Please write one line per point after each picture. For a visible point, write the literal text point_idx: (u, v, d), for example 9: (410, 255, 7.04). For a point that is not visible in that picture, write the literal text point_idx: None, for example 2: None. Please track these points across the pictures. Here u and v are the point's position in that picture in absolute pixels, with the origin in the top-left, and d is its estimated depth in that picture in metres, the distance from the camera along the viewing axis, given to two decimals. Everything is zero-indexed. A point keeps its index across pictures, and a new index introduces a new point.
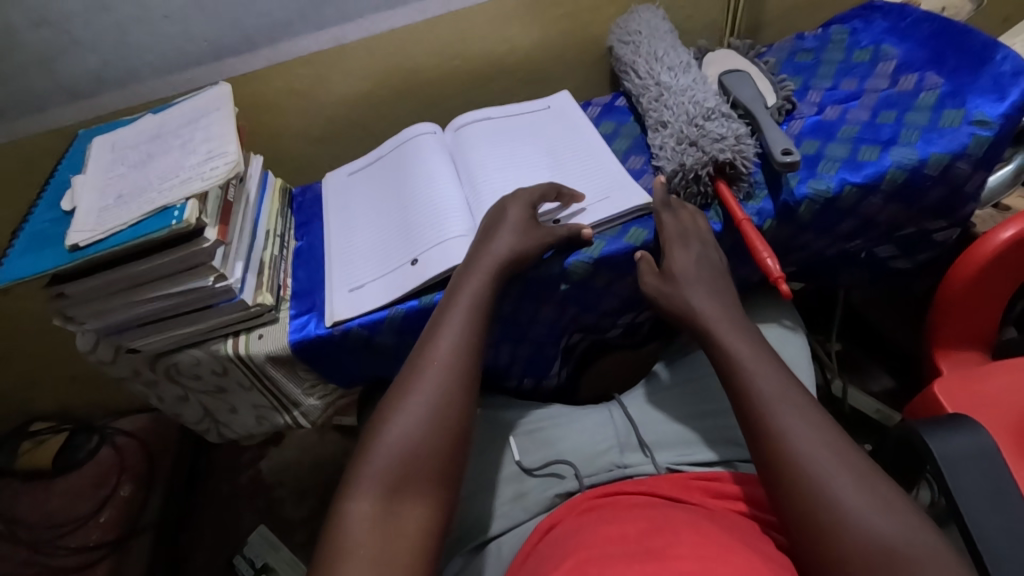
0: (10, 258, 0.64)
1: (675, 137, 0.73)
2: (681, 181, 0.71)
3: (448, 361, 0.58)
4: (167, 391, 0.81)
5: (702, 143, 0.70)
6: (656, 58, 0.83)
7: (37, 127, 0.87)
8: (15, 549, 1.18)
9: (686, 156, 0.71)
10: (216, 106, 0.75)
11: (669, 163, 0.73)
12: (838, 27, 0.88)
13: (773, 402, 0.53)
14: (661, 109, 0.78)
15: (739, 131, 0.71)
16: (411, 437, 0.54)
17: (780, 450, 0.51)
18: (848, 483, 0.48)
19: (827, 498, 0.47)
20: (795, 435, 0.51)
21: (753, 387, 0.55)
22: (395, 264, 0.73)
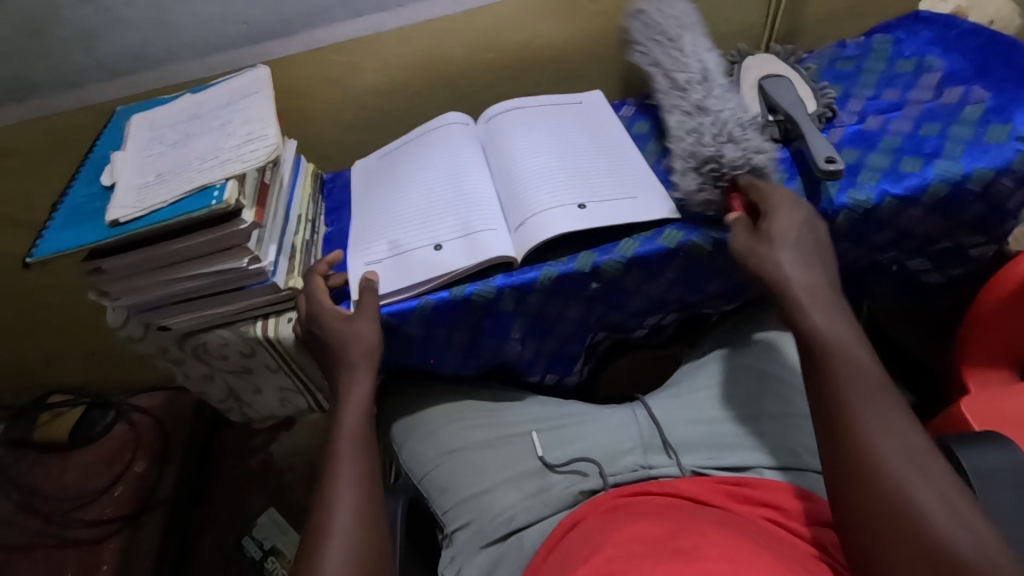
0: (50, 231, 0.65)
1: (705, 131, 0.71)
2: (709, 172, 0.68)
3: (352, 480, 0.59)
4: (192, 370, 0.83)
5: (740, 144, 0.69)
6: (679, 46, 0.80)
7: (75, 102, 0.87)
8: (30, 519, 1.19)
9: (719, 152, 0.68)
10: (255, 88, 0.76)
11: (697, 153, 0.70)
12: (880, 36, 0.86)
13: (873, 402, 0.51)
14: (696, 97, 0.75)
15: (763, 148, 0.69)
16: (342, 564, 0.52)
17: (868, 448, 0.49)
18: (925, 491, 0.46)
19: (904, 499, 0.46)
20: (884, 441, 0.49)
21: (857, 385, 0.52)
22: (413, 245, 0.72)
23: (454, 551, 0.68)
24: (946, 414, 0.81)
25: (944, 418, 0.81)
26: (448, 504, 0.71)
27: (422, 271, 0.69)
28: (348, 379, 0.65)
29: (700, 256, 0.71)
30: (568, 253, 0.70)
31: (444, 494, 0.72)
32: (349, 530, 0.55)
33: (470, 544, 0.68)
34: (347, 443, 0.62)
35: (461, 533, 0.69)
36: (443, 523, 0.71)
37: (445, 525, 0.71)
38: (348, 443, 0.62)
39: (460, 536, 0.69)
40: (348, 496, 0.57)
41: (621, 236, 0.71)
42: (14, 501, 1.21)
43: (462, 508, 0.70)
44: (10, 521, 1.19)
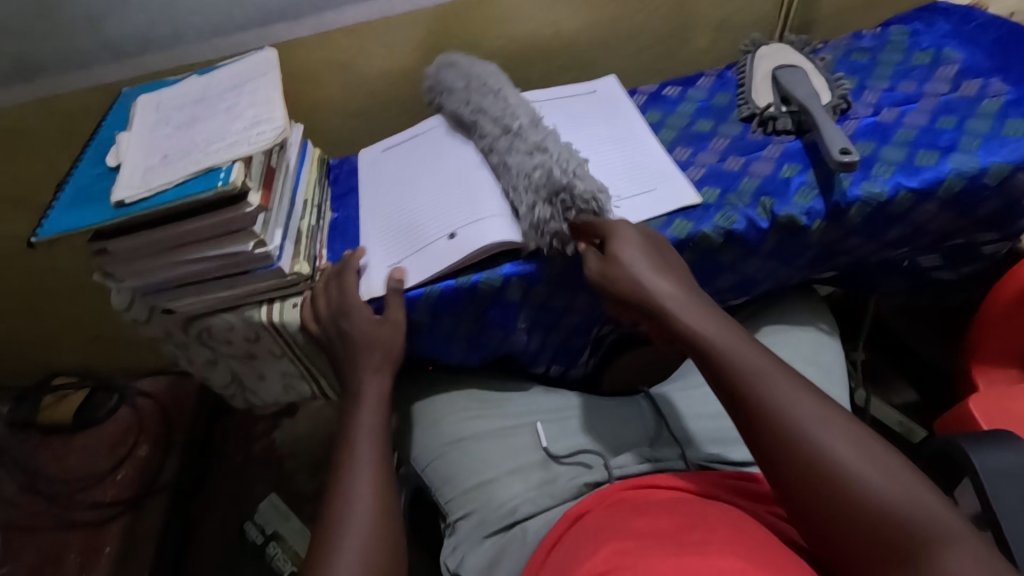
0: (55, 211, 0.64)
1: (546, 164, 0.67)
2: (562, 201, 0.65)
3: (363, 483, 0.59)
4: (196, 354, 0.83)
5: (587, 177, 0.66)
6: (504, 97, 0.77)
7: (81, 83, 0.87)
8: (34, 501, 1.19)
9: (572, 181, 0.65)
10: (262, 71, 0.75)
11: (549, 179, 0.65)
12: (897, 28, 0.85)
13: (793, 410, 0.50)
14: (532, 138, 0.71)
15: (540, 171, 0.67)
16: (355, 561, 0.53)
17: (816, 464, 0.47)
18: (876, 475, 0.46)
19: (871, 505, 0.45)
20: (825, 441, 0.48)
21: (774, 403, 0.51)
22: (430, 237, 0.71)
23: (456, 540, 0.68)
24: (955, 412, 0.80)
25: (952, 416, 0.81)
26: (452, 493, 0.71)
27: (440, 259, 0.68)
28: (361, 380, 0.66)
29: (710, 248, 0.70)
30: None
31: (448, 483, 0.72)
32: (361, 536, 0.55)
33: (473, 534, 0.67)
34: (364, 443, 0.62)
35: (465, 522, 0.69)
36: (447, 513, 0.71)
37: (448, 514, 0.71)
38: (366, 441, 0.63)
39: (464, 526, 0.69)
40: (364, 494, 0.58)
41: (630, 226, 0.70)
42: (18, 482, 1.22)
43: (465, 498, 0.70)
44: (14, 502, 1.20)
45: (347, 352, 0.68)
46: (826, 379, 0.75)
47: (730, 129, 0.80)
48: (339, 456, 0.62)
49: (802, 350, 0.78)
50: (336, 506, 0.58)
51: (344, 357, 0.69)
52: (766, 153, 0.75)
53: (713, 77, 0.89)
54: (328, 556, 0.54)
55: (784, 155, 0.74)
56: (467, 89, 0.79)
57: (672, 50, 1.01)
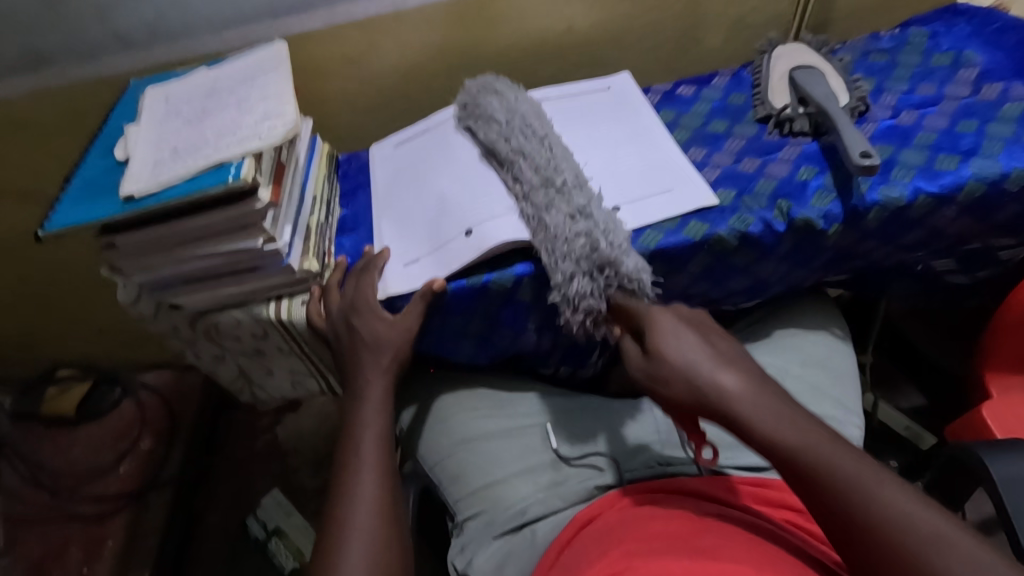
0: (63, 204, 0.64)
1: (590, 233, 0.62)
2: (605, 279, 0.62)
3: (369, 478, 0.58)
4: (203, 350, 0.82)
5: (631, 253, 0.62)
6: (548, 144, 0.70)
7: (88, 74, 0.86)
8: (37, 493, 1.19)
9: (615, 256, 0.61)
10: (272, 65, 0.74)
11: (592, 252, 0.61)
12: (916, 29, 0.84)
13: (844, 470, 0.47)
14: (576, 200, 0.65)
15: (584, 233, 0.62)
16: (362, 564, 0.52)
17: (873, 528, 0.45)
18: (942, 532, 0.43)
19: (908, 554, 0.43)
20: (881, 498, 0.45)
21: (822, 464, 0.48)
22: (447, 235, 0.69)
23: (464, 540, 0.68)
24: (966, 418, 0.80)
25: (964, 422, 0.80)
26: (460, 492, 0.71)
27: (460, 255, 0.67)
28: (370, 382, 0.66)
29: (724, 251, 0.69)
30: None
31: (456, 483, 0.72)
32: (366, 536, 0.54)
33: (481, 534, 0.67)
34: (369, 442, 0.61)
35: (473, 522, 0.68)
36: (454, 512, 0.71)
37: (456, 514, 0.70)
38: (371, 440, 0.62)
39: (472, 525, 0.68)
40: (368, 493, 0.57)
41: (644, 226, 0.69)
42: (21, 474, 1.21)
43: (474, 498, 0.70)
44: (17, 495, 1.19)
45: (355, 351, 0.67)
46: (840, 386, 0.75)
47: (745, 129, 0.79)
48: (344, 453, 0.61)
49: (815, 354, 0.77)
50: (342, 501, 0.57)
51: (347, 357, 0.69)
52: (782, 155, 0.74)
53: (727, 77, 0.87)
54: (333, 555, 0.53)
55: (801, 156, 0.73)
56: (509, 126, 0.73)
57: (685, 48, 0.99)
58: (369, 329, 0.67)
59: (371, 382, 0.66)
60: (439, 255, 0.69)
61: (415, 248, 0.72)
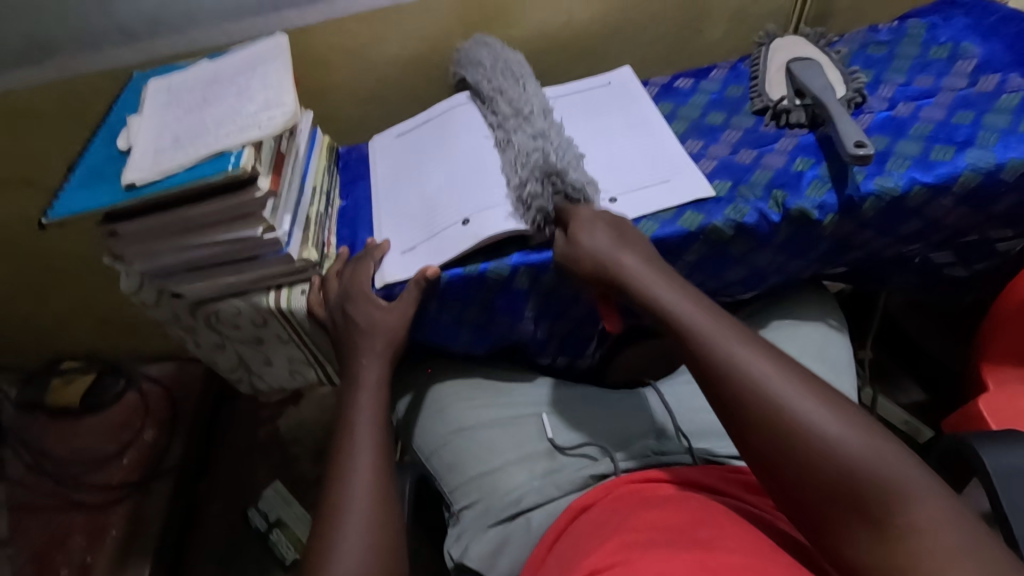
0: (66, 192, 0.65)
1: (546, 149, 0.68)
2: (552, 184, 0.66)
3: (365, 465, 0.59)
4: (204, 338, 0.83)
5: (581, 169, 0.68)
6: (523, 83, 0.77)
7: (91, 65, 0.86)
8: (41, 482, 1.20)
9: (564, 169, 0.66)
10: (272, 55, 0.74)
11: (543, 162, 0.66)
12: (914, 21, 0.84)
13: (760, 376, 0.49)
14: (539, 125, 0.72)
15: (538, 146, 0.69)
16: (356, 547, 0.53)
17: (777, 422, 0.47)
18: (841, 432, 0.45)
19: (830, 455, 0.45)
20: (792, 401, 0.47)
21: (741, 368, 0.50)
22: (445, 224, 0.70)
23: (460, 529, 0.68)
24: (963, 409, 0.80)
25: (962, 415, 0.81)
26: (456, 482, 0.72)
27: (456, 244, 0.67)
28: (366, 369, 0.67)
29: (720, 241, 0.69)
30: None
31: (452, 472, 0.72)
32: (363, 521, 0.55)
33: (477, 523, 0.67)
34: (362, 431, 0.62)
35: (469, 511, 0.69)
36: (451, 501, 0.71)
37: (452, 503, 0.71)
38: (365, 428, 0.62)
39: (468, 515, 0.69)
40: (363, 480, 0.58)
41: (640, 216, 0.69)
42: (25, 463, 1.23)
43: (470, 487, 0.70)
44: (21, 483, 1.21)
45: (351, 340, 0.68)
46: (836, 376, 0.75)
47: (743, 121, 0.80)
48: (339, 442, 0.62)
49: (811, 346, 0.77)
50: (339, 487, 0.58)
51: (344, 346, 0.70)
52: (778, 146, 0.74)
53: (725, 69, 0.88)
54: (330, 539, 0.54)
55: (797, 148, 0.73)
56: (493, 68, 0.80)
57: (684, 41, 1.00)
58: (366, 318, 0.68)
59: (368, 369, 0.67)
60: (436, 244, 0.70)
61: (412, 237, 0.72)
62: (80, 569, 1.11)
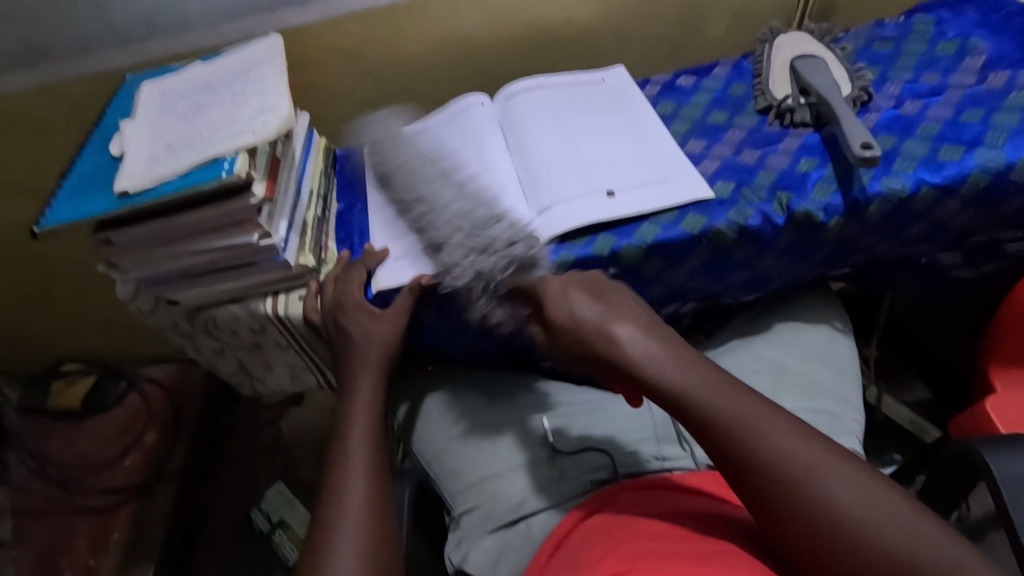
0: (58, 200, 0.64)
1: (466, 244, 0.66)
2: (490, 293, 0.64)
3: (361, 473, 0.58)
4: (202, 345, 0.83)
5: (493, 249, 0.65)
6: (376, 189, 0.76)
7: (85, 69, 0.85)
8: (44, 485, 1.21)
9: (489, 270, 0.64)
10: (266, 58, 0.73)
11: (466, 270, 0.65)
12: (922, 16, 0.82)
13: (798, 461, 0.46)
14: (436, 235, 0.69)
15: (446, 261, 0.67)
16: (353, 554, 0.52)
17: (828, 520, 0.43)
18: (881, 517, 0.43)
19: (833, 511, 0.43)
20: (823, 485, 0.44)
21: (777, 462, 0.46)
22: (440, 229, 0.69)
23: (461, 534, 0.68)
24: (968, 412, 0.80)
25: (968, 418, 0.80)
26: (456, 487, 0.71)
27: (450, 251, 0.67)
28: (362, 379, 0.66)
29: (723, 245, 0.68)
30: (586, 237, 0.68)
31: (452, 477, 0.72)
32: (359, 530, 0.53)
33: (477, 528, 0.67)
34: (357, 437, 0.61)
35: (469, 516, 0.68)
36: (451, 506, 0.71)
37: (453, 508, 0.70)
38: (360, 437, 0.61)
39: (468, 520, 0.68)
40: (358, 486, 0.57)
41: (642, 220, 0.68)
42: (28, 467, 1.23)
43: (470, 492, 0.70)
44: (24, 487, 1.21)
45: (346, 350, 0.67)
46: (841, 381, 0.74)
47: (746, 120, 0.78)
48: (334, 449, 0.61)
49: (815, 349, 0.76)
50: (334, 492, 0.57)
51: (339, 357, 0.69)
52: (782, 146, 0.73)
53: (728, 67, 0.86)
54: (325, 549, 0.52)
55: (801, 148, 0.72)
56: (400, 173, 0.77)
57: (687, 38, 0.98)
58: (361, 325, 0.67)
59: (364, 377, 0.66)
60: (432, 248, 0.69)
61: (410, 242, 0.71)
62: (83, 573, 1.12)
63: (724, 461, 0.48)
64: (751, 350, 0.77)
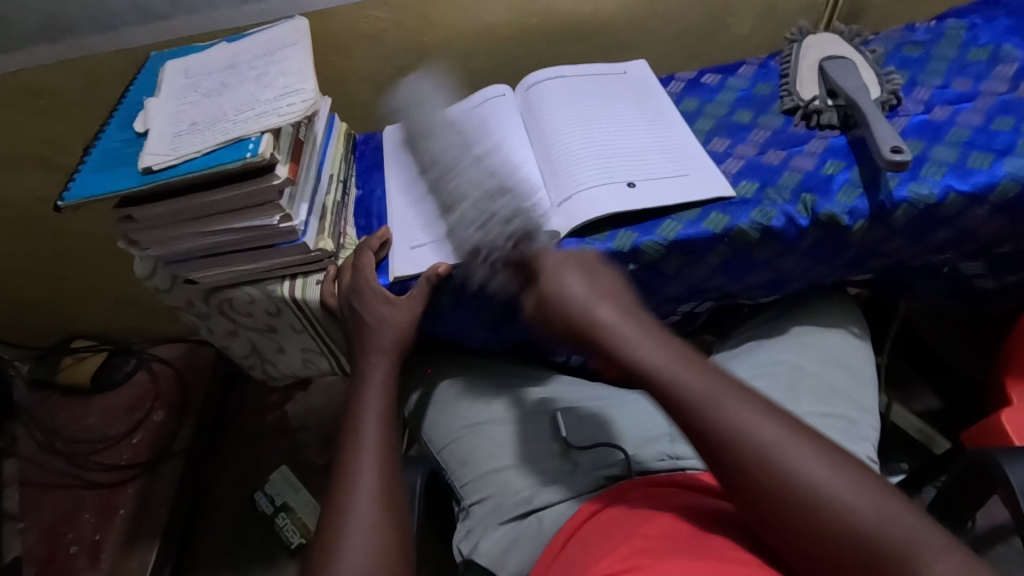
0: (82, 175, 0.64)
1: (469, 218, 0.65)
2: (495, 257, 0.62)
3: (373, 460, 0.58)
4: (217, 325, 0.83)
5: (517, 210, 0.62)
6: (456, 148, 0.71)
7: (108, 45, 0.85)
8: (52, 459, 1.22)
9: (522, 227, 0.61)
10: (292, 40, 0.73)
11: (495, 233, 0.61)
12: (954, 21, 0.81)
13: (760, 440, 0.46)
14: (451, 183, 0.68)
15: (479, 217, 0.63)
16: (367, 541, 0.52)
17: (801, 499, 0.44)
18: (847, 491, 0.43)
19: (807, 485, 0.44)
20: (790, 462, 0.45)
21: (749, 442, 0.46)
22: None
23: (471, 524, 0.68)
24: (982, 423, 0.80)
25: (982, 428, 0.80)
26: (467, 477, 0.71)
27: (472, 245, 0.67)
28: (376, 363, 0.66)
29: (745, 244, 0.67)
30: (607, 232, 0.68)
31: (465, 467, 0.72)
32: (371, 517, 0.53)
33: (488, 519, 0.67)
34: (370, 423, 0.61)
35: (479, 507, 0.68)
36: (461, 496, 0.71)
37: (462, 498, 0.70)
38: (373, 423, 0.61)
39: (479, 510, 0.68)
40: (370, 471, 0.57)
41: (664, 216, 0.68)
42: (37, 441, 1.24)
43: (481, 482, 0.70)
44: (33, 460, 1.22)
45: (362, 335, 0.67)
46: (859, 387, 0.74)
47: (771, 121, 0.78)
48: (350, 433, 0.60)
49: (832, 353, 0.76)
50: (346, 479, 0.57)
51: (353, 343, 0.69)
52: (808, 148, 0.72)
53: (754, 65, 0.85)
54: (336, 536, 0.52)
55: (827, 150, 0.71)
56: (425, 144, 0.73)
57: (712, 35, 0.97)
58: (377, 312, 0.67)
59: (379, 362, 0.66)
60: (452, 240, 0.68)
61: (430, 231, 0.71)
62: (88, 547, 1.12)
63: (702, 443, 0.48)
64: (766, 353, 0.77)
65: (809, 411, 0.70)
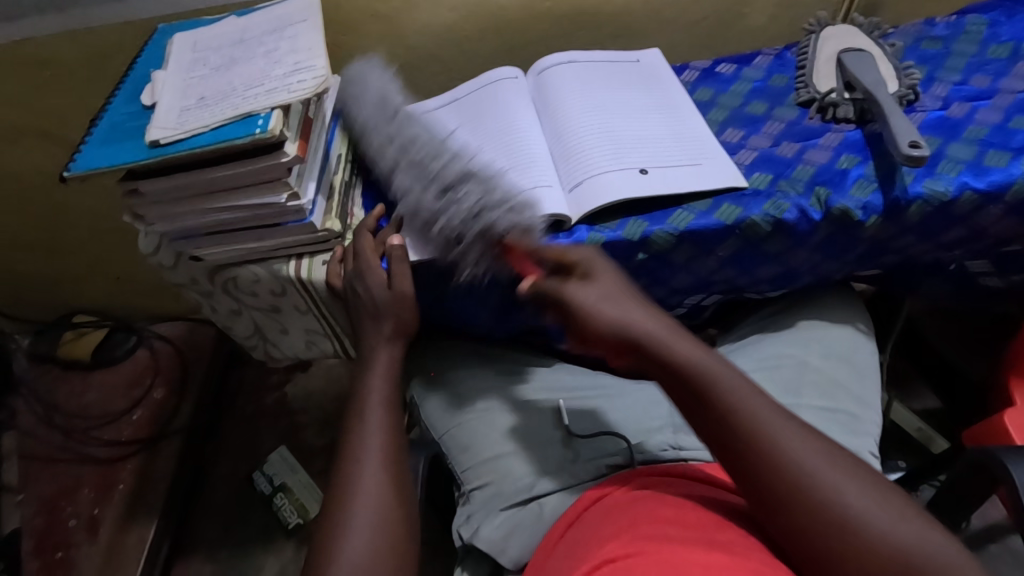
0: (88, 146, 0.63)
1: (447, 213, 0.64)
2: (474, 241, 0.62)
3: (378, 441, 0.57)
4: (220, 304, 0.82)
5: (505, 204, 0.62)
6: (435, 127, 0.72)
7: (115, 17, 0.84)
8: (52, 433, 1.22)
9: (488, 212, 0.62)
10: (303, 16, 0.72)
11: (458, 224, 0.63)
12: (974, 17, 0.80)
13: (797, 460, 0.46)
14: (401, 132, 0.71)
15: (483, 200, 0.62)
16: (370, 523, 0.52)
17: (834, 516, 0.44)
18: (875, 506, 0.44)
19: (842, 510, 0.44)
20: (819, 476, 0.46)
21: (786, 460, 0.46)
22: None
23: (471, 510, 0.68)
24: (986, 423, 0.80)
25: (985, 428, 0.80)
26: (469, 463, 0.71)
27: None
28: (381, 347, 0.65)
29: (756, 237, 0.67)
30: (616, 219, 0.67)
31: (465, 453, 0.71)
32: (375, 499, 0.53)
33: (489, 505, 0.66)
34: (375, 404, 0.60)
35: (479, 492, 0.68)
36: (462, 481, 0.71)
37: (463, 483, 0.70)
38: (378, 404, 0.61)
39: (479, 496, 0.68)
40: (374, 453, 0.56)
41: (675, 206, 0.67)
42: (36, 414, 1.24)
43: (483, 468, 0.69)
44: (32, 433, 1.22)
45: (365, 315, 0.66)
46: (863, 383, 0.73)
47: (786, 113, 0.77)
48: (355, 414, 0.60)
49: (838, 349, 0.76)
50: (350, 459, 0.56)
51: (360, 325, 0.68)
52: (822, 141, 0.71)
53: (770, 57, 0.84)
54: (340, 515, 0.52)
55: (842, 144, 0.70)
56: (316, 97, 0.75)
57: (727, 24, 0.96)
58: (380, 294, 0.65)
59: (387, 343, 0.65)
60: None
61: None
62: (86, 522, 1.13)
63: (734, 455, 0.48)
64: (772, 347, 0.77)
65: (814, 407, 0.70)
